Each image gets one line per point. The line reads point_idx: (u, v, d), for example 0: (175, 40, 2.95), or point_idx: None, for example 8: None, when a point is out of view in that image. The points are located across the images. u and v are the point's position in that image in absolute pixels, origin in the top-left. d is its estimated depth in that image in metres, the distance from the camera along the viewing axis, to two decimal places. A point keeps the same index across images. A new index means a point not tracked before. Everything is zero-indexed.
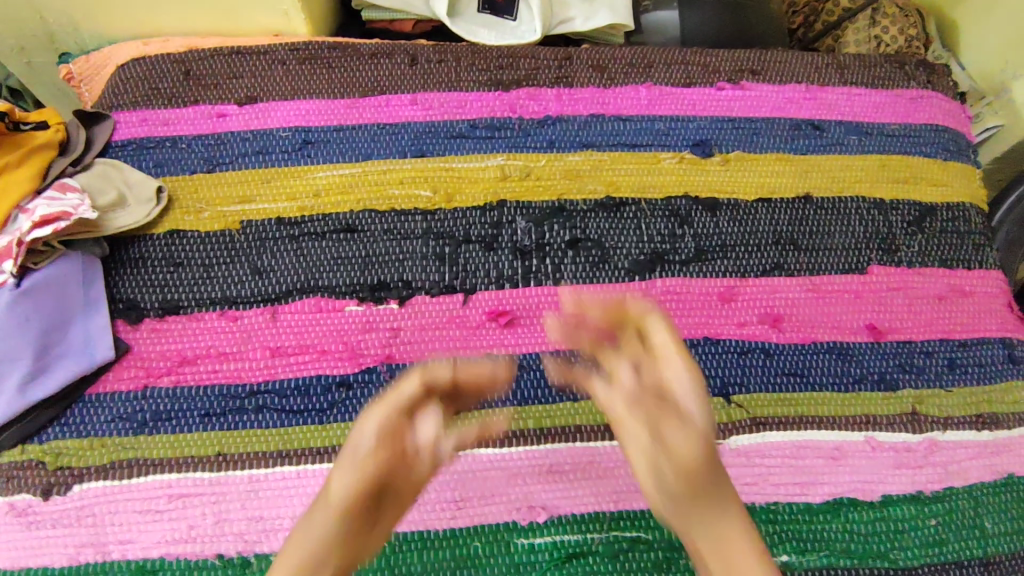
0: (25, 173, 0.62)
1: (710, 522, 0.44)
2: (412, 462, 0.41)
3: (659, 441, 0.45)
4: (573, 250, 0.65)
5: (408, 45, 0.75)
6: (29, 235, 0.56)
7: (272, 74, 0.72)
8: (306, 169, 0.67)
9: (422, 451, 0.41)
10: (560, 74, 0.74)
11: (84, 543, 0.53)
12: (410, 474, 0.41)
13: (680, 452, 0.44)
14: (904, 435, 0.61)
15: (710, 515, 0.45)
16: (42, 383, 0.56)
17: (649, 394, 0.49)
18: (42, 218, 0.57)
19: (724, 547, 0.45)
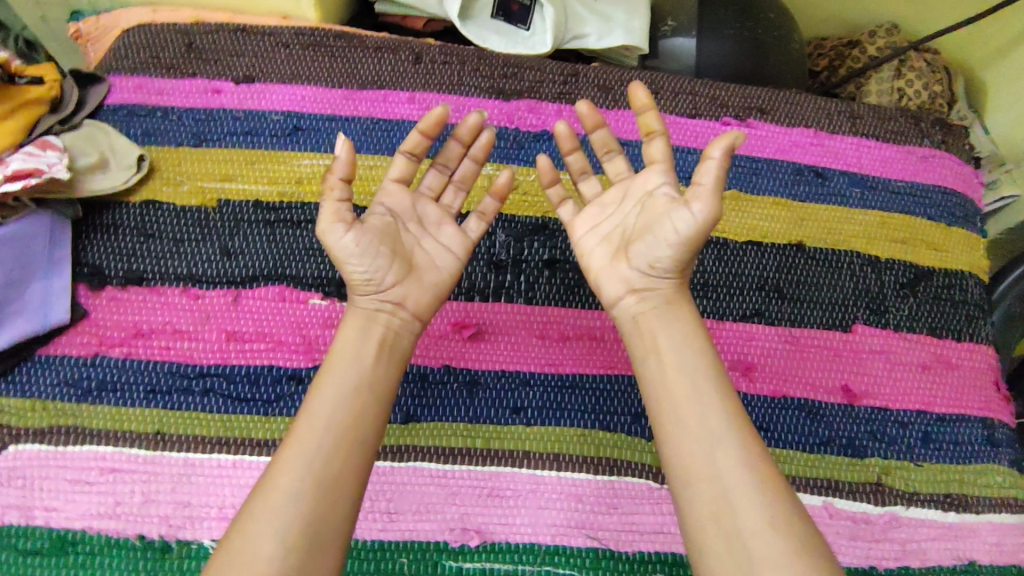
0: (8, 130, 0.60)
1: (684, 358, 0.49)
2: (412, 239, 0.53)
3: (644, 267, 0.51)
4: (549, 271, 0.64)
5: (414, 43, 0.74)
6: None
7: (274, 56, 0.71)
8: (292, 155, 0.66)
9: (427, 258, 0.53)
10: (563, 90, 0.73)
11: (8, 505, 0.52)
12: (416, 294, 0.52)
13: (670, 304, 0.51)
14: (865, 505, 0.59)
15: (690, 362, 0.48)
16: None
17: (626, 183, 0.54)
18: (15, 173, 0.55)
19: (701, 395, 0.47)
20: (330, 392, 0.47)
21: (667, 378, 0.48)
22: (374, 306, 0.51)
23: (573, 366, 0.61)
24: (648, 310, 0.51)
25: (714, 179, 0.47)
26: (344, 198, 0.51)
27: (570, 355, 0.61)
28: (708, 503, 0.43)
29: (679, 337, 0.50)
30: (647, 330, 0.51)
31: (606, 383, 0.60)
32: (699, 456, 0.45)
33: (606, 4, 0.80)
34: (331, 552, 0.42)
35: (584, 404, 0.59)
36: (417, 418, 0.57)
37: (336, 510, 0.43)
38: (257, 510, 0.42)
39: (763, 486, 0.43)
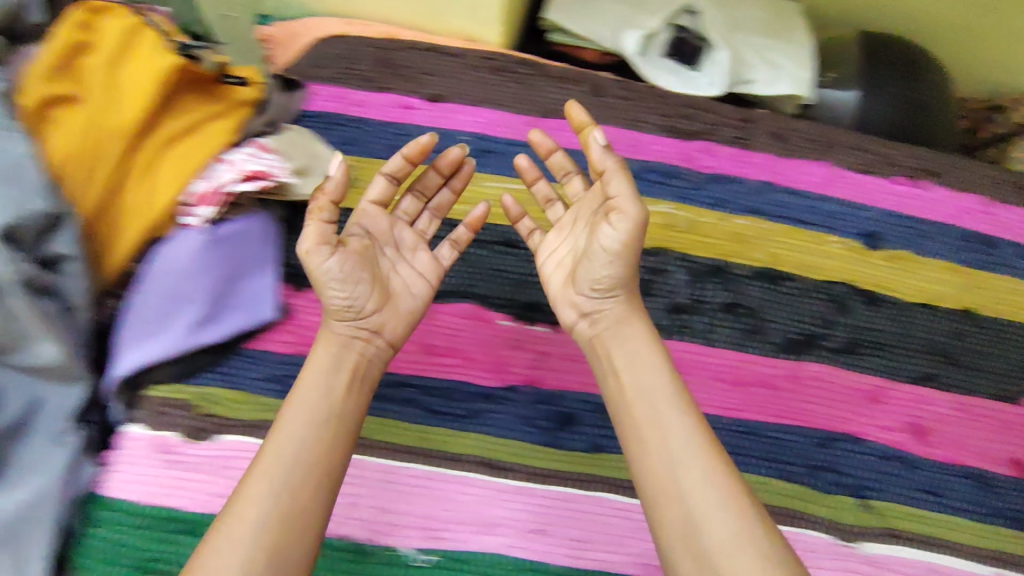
0: (217, 128, 0.61)
1: (643, 381, 0.49)
2: (388, 264, 0.54)
3: (589, 290, 0.52)
4: (728, 313, 0.65)
5: (593, 75, 0.75)
6: (235, 185, 0.57)
7: (462, 77, 0.73)
8: (480, 176, 0.68)
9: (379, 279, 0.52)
10: (738, 134, 0.74)
11: (219, 494, 0.54)
12: (379, 312, 0.52)
13: (622, 323, 0.52)
14: (911, 551, 0.58)
15: (648, 379, 0.49)
16: (213, 327, 0.57)
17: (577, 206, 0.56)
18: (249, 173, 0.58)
19: (658, 424, 0.47)
20: (300, 412, 0.47)
21: (622, 399, 0.49)
22: (351, 331, 0.51)
23: (752, 412, 0.61)
24: (602, 332, 0.52)
25: (626, 189, 0.50)
26: (332, 215, 0.50)
27: (749, 401, 0.62)
28: (703, 540, 0.42)
29: (634, 356, 0.50)
30: (605, 349, 0.52)
31: (784, 433, 0.61)
32: (654, 473, 0.45)
33: (774, 54, 0.81)
34: (296, 536, 0.43)
35: (764, 451, 0.60)
36: (603, 449, 0.59)
37: (269, 492, 0.43)
38: (234, 505, 0.43)
39: (728, 503, 0.43)
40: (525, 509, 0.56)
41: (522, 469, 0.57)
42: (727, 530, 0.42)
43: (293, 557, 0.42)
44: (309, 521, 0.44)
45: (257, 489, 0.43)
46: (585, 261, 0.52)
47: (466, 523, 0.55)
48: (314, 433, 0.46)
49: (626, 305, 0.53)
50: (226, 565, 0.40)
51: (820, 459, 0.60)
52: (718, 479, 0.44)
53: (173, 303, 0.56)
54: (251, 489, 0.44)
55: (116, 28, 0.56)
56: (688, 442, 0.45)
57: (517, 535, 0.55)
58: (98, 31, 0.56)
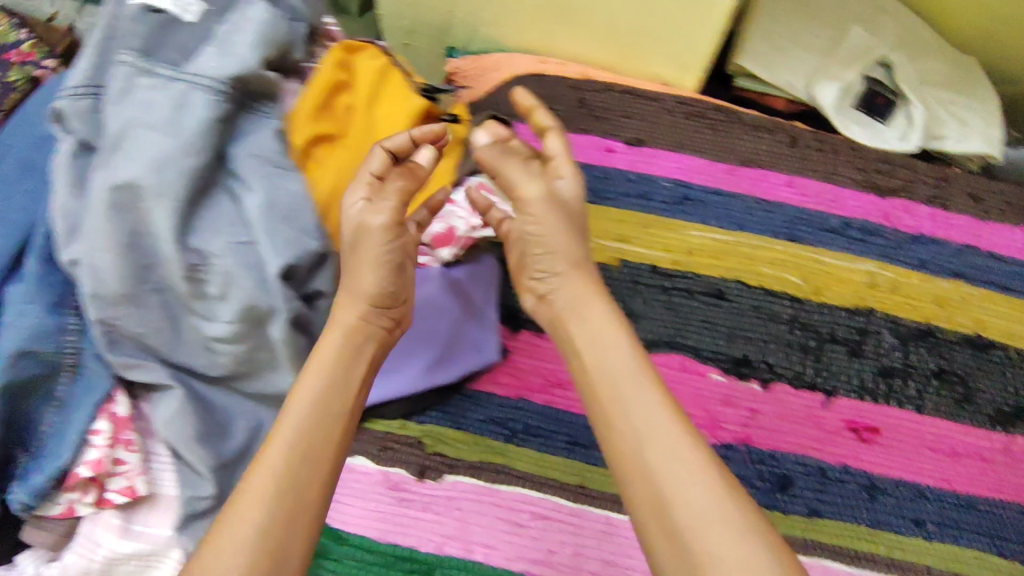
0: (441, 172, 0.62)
1: (609, 357, 0.47)
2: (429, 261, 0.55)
3: (540, 272, 0.54)
4: (937, 381, 0.64)
5: (787, 125, 0.75)
6: (483, 233, 0.63)
7: (661, 120, 0.73)
8: (684, 225, 0.68)
9: (372, 265, 0.50)
10: (935, 193, 0.73)
11: (449, 535, 0.55)
12: (359, 288, 0.49)
13: (574, 296, 0.51)
14: None
15: (610, 356, 0.47)
16: (445, 369, 0.60)
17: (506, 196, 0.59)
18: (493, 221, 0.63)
19: (658, 415, 0.44)
20: (311, 380, 0.46)
21: (592, 382, 0.47)
22: (382, 321, 0.50)
23: (967, 485, 0.61)
24: (559, 311, 0.51)
25: (561, 147, 0.55)
26: (400, 213, 0.51)
27: (963, 472, 0.61)
28: (667, 516, 0.41)
29: (595, 333, 0.49)
30: (563, 331, 0.51)
31: (999, 508, 0.60)
32: (631, 456, 0.43)
33: (962, 109, 0.80)
34: (299, 514, 0.41)
35: (981, 526, 0.59)
36: (821, 514, 0.57)
37: (272, 471, 0.42)
38: (244, 493, 0.41)
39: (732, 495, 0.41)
40: None
41: None
42: (696, 496, 0.40)
43: (271, 533, 0.39)
44: (304, 499, 0.41)
45: (256, 475, 0.41)
46: (528, 245, 0.54)
47: None
48: (312, 403, 0.45)
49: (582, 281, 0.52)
50: (228, 564, 0.38)
51: None
52: (697, 460, 0.42)
53: (414, 345, 0.61)
54: (251, 473, 0.42)
55: (372, 67, 0.57)
56: (655, 415, 0.44)
57: None
58: (353, 69, 0.57)
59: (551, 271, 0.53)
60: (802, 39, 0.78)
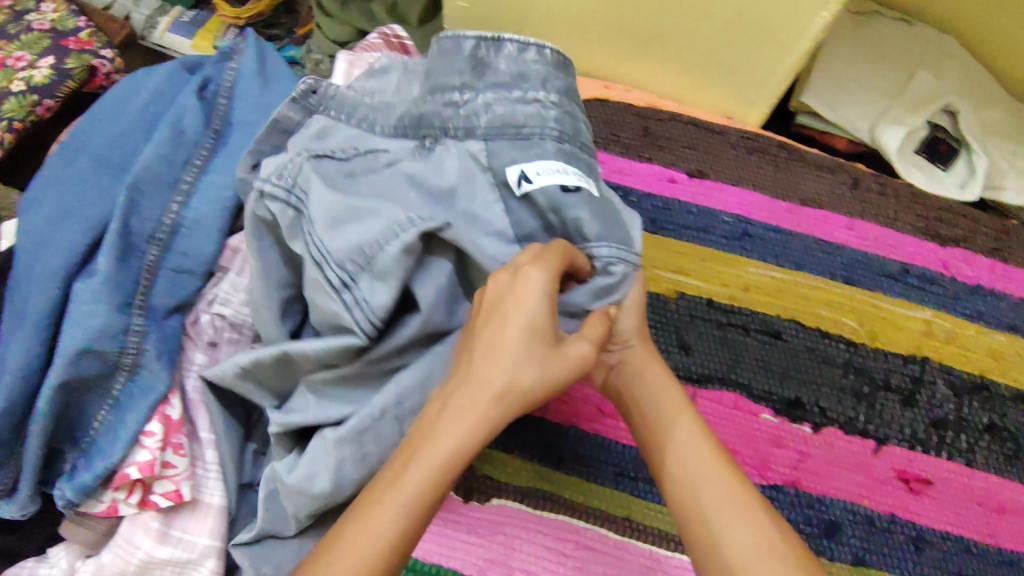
0: None
1: (697, 429, 0.49)
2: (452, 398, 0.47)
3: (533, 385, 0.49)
4: (988, 435, 0.63)
5: (849, 166, 0.74)
6: None
7: (722, 154, 0.73)
8: (742, 260, 0.68)
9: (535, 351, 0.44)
10: (996, 245, 0.72)
11: (492, 560, 0.53)
12: (489, 355, 0.44)
13: (640, 370, 0.53)
14: None
15: (655, 400, 0.51)
16: None
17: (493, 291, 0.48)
18: None
19: (699, 467, 0.46)
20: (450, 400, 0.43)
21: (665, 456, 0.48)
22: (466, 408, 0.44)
23: (1011, 543, 0.60)
24: (627, 381, 0.53)
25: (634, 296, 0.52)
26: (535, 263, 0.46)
27: (1009, 530, 0.61)
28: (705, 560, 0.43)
29: (652, 388, 0.52)
30: (635, 400, 0.52)
31: None
32: (686, 498, 0.45)
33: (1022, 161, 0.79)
34: (389, 548, 0.39)
35: None
36: (868, 563, 0.57)
37: (392, 519, 0.39)
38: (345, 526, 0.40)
39: (744, 512, 0.44)
40: None
41: None
42: (748, 548, 0.42)
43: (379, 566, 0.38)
44: (405, 544, 0.40)
45: (374, 512, 0.40)
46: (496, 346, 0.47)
47: None
48: (430, 457, 0.41)
49: (643, 353, 0.54)
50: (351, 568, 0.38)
51: None
52: (746, 523, 0.43)
53: None
54: (363, 512, 0.40)
55: None
56: (730, 498, 0.44)
57: None
58: None
59: (624, 343, 0.53)
60: (868, 82, 0.78)
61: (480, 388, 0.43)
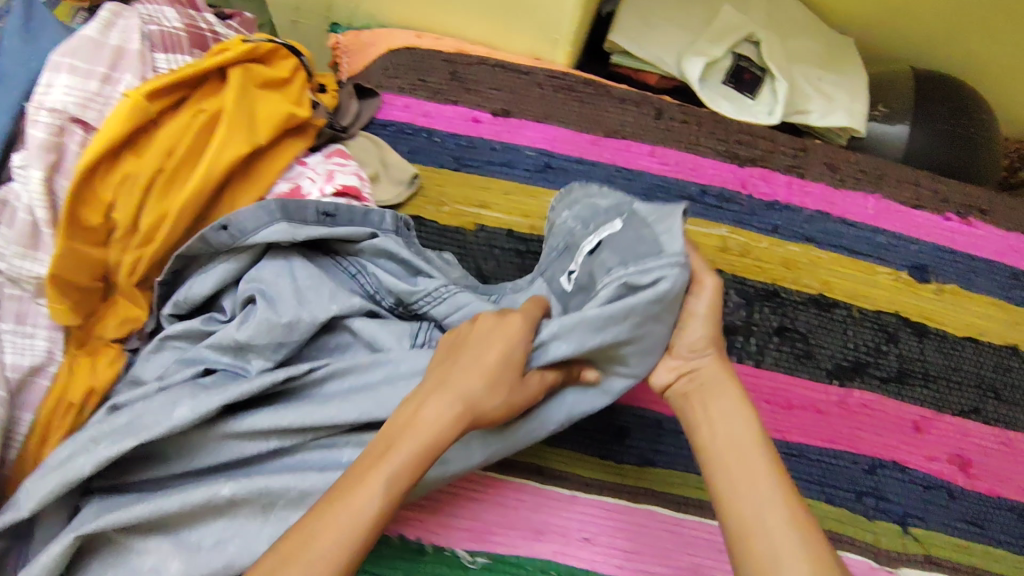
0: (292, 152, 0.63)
1: (734, 431, 0.48)
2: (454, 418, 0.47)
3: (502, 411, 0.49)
4: (778, 338, 0.66)
5: (654, 98, 0.77)
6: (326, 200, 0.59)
7: (528, 94, 0.75)
8: (543, 191, 0.70)
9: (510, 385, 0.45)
10: (793, 163, 0.75)
11: None
12: (473, 368, 0.45)
13: (716, 384, 0.50)
14: None
15: (737, 429, 0.48)
16: None
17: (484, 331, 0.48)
18: (340, 189, 0.60)
19: (750, 482, 0.45)
20: (434, 398, 0.44)
21: (713, 455, 0.47)
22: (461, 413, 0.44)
23: (798, 435, 0.63)
24: (694, 391, 0.51)
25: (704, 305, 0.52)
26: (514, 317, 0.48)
27: (796, 424, 0.63)
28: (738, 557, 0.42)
29: (729, 411, 0.49)
30: (706, 405, 0.50)
31: (830, 457, 0.62)
32: (754, 525, 0.42)
33: (829, 84, 0.82)
34: (366, 526, 0.40)
35: (810, 474, 0.62)
36: (653, 463, 0.60)
37: (371, 500, 0.40)
38: (321, 507, 0.40)
39: (805, 540, 0.41)
40: (573, 517, 0.56)
41: (573, 478, 0.58)
42: None
43: (350, 549, 0.39)
44: (378, 530, 0.40)
45: (347, 502, 0.40)
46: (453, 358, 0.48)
47: (519, 528, 0.55)
48: (415, 448, 0.42)
49: (720, 367, 0.51)
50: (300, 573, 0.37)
51: (866, 485, 0.62)
52: (795, 536, 0.41)
53: None
54: (332, 511, 0.40)
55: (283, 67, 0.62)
56: (787, 523, 0.42)
57: (565, 543, 0.55)
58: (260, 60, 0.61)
59: (701, 352, 0.52)
60: (673, 19, 0.81)
61: (459, 397, 0.44)
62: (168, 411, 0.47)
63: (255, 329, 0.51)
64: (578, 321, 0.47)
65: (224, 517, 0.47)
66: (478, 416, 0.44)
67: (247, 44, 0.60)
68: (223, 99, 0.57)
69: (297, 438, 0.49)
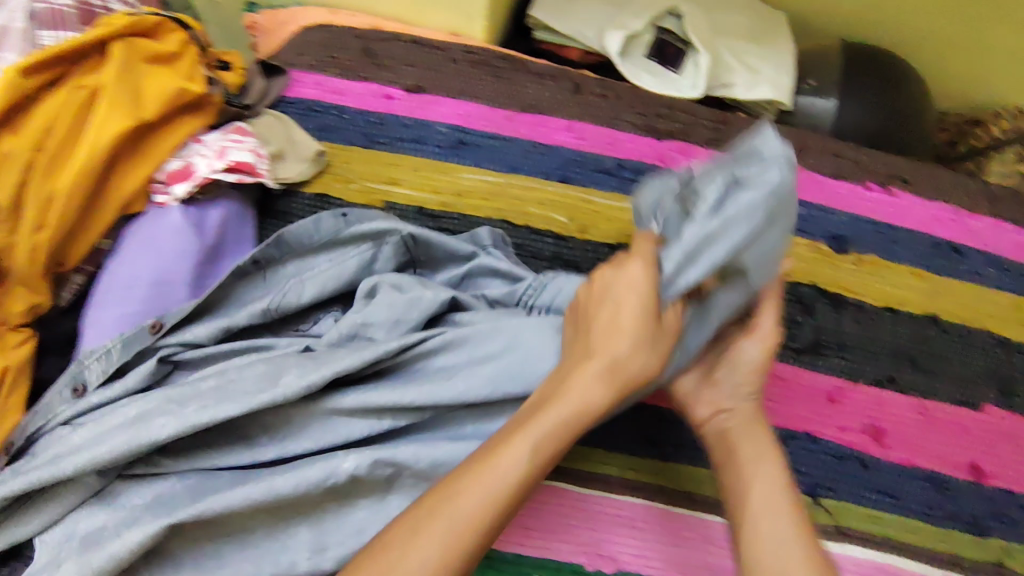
0: (187, 125, 0.62)
1: (764, 474, 0.49)
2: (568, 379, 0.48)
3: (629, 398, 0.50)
4: None
5: (573, 74, 0.77)
6: (214, 175, 0.59)
7: (443, 70, 0.74)
8: (455, 167, 0.69)
9: (643, 348, 0.47)
10: (714, 136, 0.75)
11: None
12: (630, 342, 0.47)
13: (748, 421, 0.53)
14: (858, 549, 0.59)
15: (768, 473, 0.49)
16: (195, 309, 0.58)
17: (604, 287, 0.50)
18: (232, 164, 0.59)
19: (774, 524, 0.46)
20: (568, 394, 0.46)
21: (739, 483, 0.49)
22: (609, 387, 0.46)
23: None
24: (733, 430, 0.52)
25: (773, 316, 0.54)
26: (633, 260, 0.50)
27: None
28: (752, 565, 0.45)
29: (759, 455, 0.51)
30: (731, 441, 0.52)
31: None
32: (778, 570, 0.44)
33: (754, 58, 0.82)
34: (502, 495, 0.42)
35: None
36: None
37: (513, 466, 0.43)
38: (464, 476, 0.43)
39: None
40: None
41: None
42: None
43: (457, 556, 0.40)
44: (517, 495, 0.43)
45: (481, 475, 0.42)
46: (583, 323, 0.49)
47: None
48: (549, 427, 0.45)
49: (758, 414, 0.53)
50: None
51: None
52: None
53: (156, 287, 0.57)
54: (434, 514, 0.41)
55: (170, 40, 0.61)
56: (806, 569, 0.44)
57: None
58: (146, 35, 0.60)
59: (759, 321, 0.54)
60: None
61: (607, 362, 0.47)
62: (274, 376, 0.50)
63: (380, 310, 0.55)
64: (704, 245, 0.47)
65: (284, 512, 0.49)
66: (624, 382, 0.47)
67: (128, 19, 0.59)
68: (104, 74, 0.57)
69: (415, 417, 0.51)
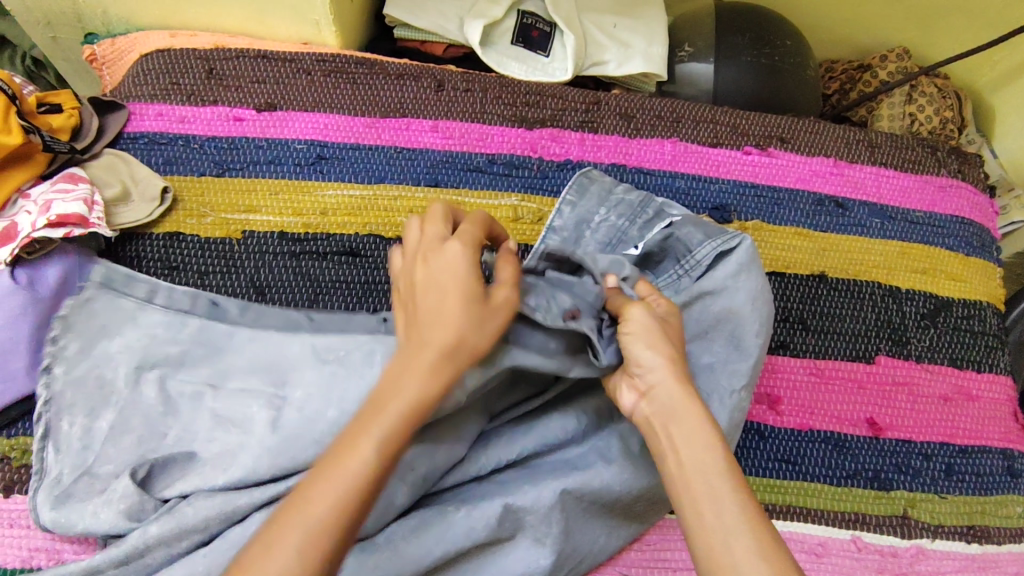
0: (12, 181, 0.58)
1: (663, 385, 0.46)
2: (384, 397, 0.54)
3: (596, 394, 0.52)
4: None
5: (435, 70, 0.73)
6: (39, 234, 0.55)
7: (295, 83, 0.70)
8: (316, 185, 0.66)
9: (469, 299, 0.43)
10: (585, 118, 0.72)
11: (37, 548, 0.53)
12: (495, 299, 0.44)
13: (675, 401, 0.45)
14: None
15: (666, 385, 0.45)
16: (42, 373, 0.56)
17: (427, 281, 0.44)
18: (58, 219, 0.55)
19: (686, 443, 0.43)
20: (410, 360, 0.42)
21: (679, 476, 0.42)
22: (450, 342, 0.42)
23: None
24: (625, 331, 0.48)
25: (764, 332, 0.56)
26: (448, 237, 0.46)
27: None
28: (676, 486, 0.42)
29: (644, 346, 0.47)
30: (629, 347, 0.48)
31: None
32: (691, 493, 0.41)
33: (624, 30, 0.80)
34: (361, 487, 0.38)
35: None
36: None
37: (362, 463, 0.39)
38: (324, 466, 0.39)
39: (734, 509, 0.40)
40: None
41: None
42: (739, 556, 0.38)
43: (318, 544, 0.37)
44: (378, 483, 0.39)
45: (319, 492, 0.38)
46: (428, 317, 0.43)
47: None
48: (405, 400, 0.41)
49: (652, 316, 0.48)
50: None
51: None
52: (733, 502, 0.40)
53: None
54: (300, 504, 0.38)
55: None
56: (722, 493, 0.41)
57: None
58: None
59: None
60: None
61: (426, 346, 0.42)
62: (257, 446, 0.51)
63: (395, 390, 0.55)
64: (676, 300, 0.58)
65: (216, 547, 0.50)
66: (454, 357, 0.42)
67: None
68: None
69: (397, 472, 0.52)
